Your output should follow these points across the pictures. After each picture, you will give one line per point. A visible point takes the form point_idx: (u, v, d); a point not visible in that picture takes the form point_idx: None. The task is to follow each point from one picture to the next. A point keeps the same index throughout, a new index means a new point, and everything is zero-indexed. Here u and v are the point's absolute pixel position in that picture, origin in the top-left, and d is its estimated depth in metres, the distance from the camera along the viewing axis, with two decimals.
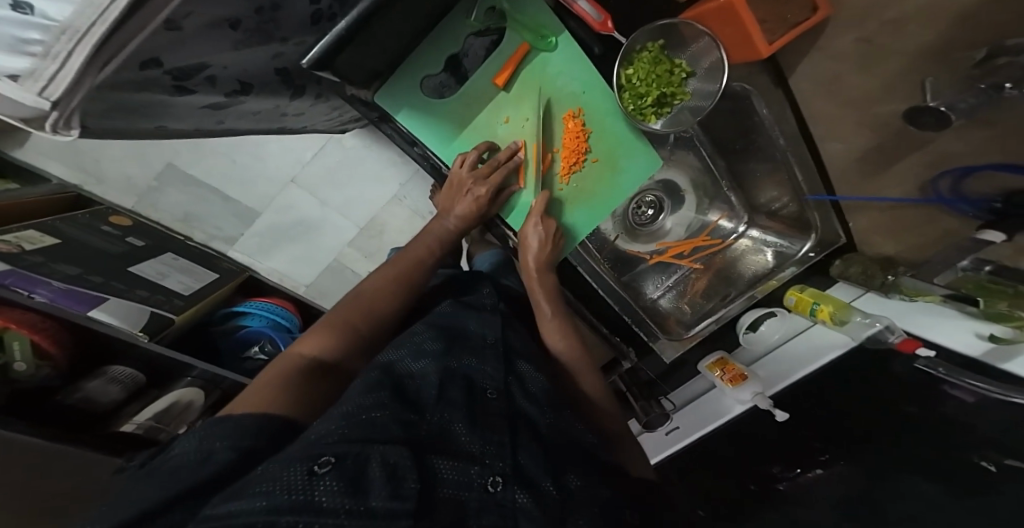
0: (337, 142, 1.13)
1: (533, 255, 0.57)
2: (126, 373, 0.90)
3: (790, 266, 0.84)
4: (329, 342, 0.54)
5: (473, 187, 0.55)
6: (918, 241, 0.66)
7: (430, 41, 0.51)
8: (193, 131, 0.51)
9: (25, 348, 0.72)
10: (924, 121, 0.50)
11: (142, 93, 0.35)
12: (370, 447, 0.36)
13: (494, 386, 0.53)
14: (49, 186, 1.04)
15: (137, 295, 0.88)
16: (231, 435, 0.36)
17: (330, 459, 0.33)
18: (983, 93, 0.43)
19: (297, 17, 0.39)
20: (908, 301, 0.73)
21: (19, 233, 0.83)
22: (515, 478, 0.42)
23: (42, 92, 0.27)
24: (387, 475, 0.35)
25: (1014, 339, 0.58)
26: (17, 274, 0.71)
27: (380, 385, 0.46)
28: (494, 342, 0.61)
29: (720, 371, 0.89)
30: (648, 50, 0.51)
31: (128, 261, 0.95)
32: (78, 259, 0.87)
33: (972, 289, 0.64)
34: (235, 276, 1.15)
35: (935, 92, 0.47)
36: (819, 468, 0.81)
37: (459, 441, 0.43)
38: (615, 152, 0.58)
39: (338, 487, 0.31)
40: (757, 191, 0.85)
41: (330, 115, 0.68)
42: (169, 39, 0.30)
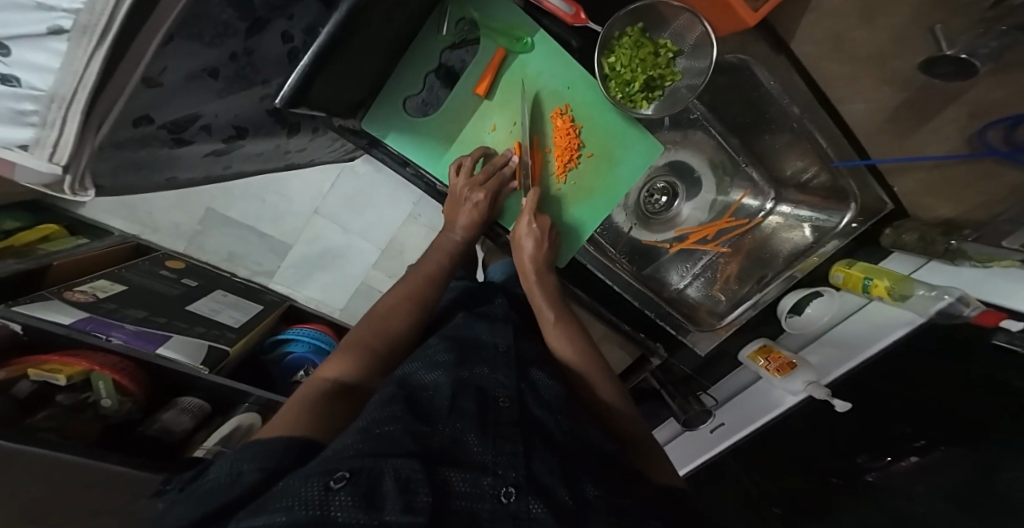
0: (350, 170, 1.22)
1: (529, 252, 0.56)
2: (195, 403, 0.96)
3: (832, 240, 0.75)
4: (349, 365, 0.55)
5: (460, 189, 0.54)
6: (978, 197, 0.59)
7: (407, 60, 0.53)
8: (206, 178, 0.55)
9: (110, 386, 0.82)
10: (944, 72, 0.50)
11: (145, 149, 0.38)
12: (383, 461, 0.36)
13: (507, 394, 0.52)
14: (113, 239, 1.17)
15: (194, 330, 0.97)
16: (258, 458, 0.38)
17: (345, 475, 0.34)
18: (1007, 34, 0.44)
19: (274, 56, 0.41)
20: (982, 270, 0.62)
21: (94, 284, 0.94)
22: (529, 487, 0.41)
23: (51, 158, 0.31)
24: (399, 489, 0.35)
25: None
26: (96, 321, 0.82)
27: (394, 399, 0.47)
28: (505, 349, 0.61)
29: (765, 361, 0.82)
30: (627, 36, 0.49)
31: (185, 301, 1.05)
32: (141, 302, 0.96)
33: None
34: (278, 306, 1.22)
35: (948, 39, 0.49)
36: (912, 456, 0.69)
37: (469, 454, 0.42)
38: (610, 144, 0.57)
39: (351, 502, 0.32)
40: (781, 163, 0.78)
41: (332, 146, 0.71)
42: (152, 96, 0.33)
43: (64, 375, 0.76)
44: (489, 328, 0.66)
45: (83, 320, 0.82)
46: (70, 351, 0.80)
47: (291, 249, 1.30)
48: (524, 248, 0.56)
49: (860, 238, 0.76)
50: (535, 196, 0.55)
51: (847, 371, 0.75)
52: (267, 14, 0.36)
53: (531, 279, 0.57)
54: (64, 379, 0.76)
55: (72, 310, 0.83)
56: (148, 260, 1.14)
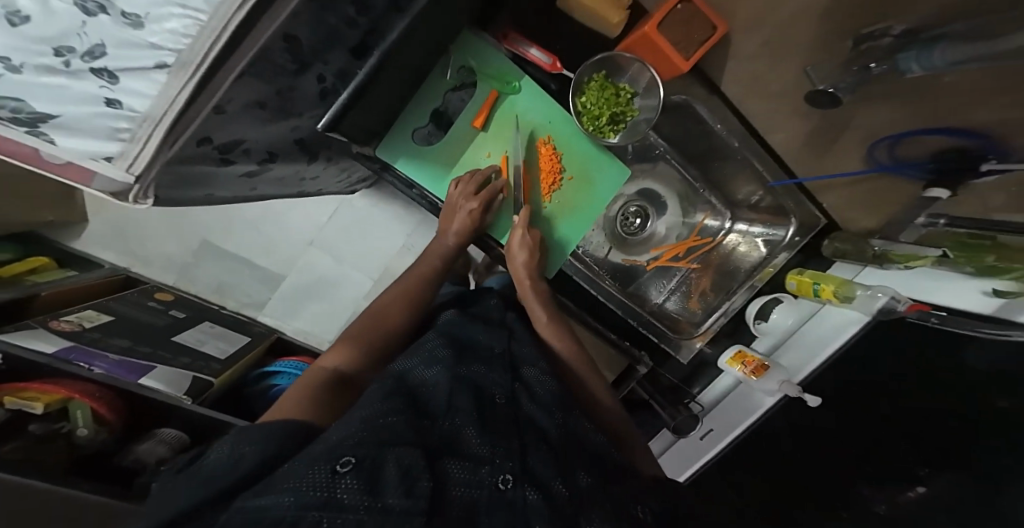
0: (349, 203, 1.27)
1: (524, 262, 0.63)
2: (172, 435, 0.91)
3: (782, 252, 0.86)
4: (347, 356, 0.60)
5: (461, 194, 0.62)
6: (891, 209, 0.66)
7: (415, 99, 0.62)
8: (233, 198, 0.62)
9: (87, 416, 0.82)
10: (823, 100, 0.52)
11: (199, 165, 0.46)
12: (386, 451, 0.40)
13: (503, 391, 0.58)
14: (103, 271, 1.19)
15: (181, 362, 0.97)
16: (255, 441, 0.40)
17: (350, 460, 0.37)
18: (858, 74, 0.47)
19: (309, 94, 0.51)
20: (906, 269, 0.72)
21: (80, 314, 0.96)
22: (526, 478, 0.45)
23: (128, 169, 0.39)
24: (402, 475, 0.38)
25: (1015, 291, 0.58)
26: (80, 350, 0.82)
27: (395, 392, 0.51)
28: (501, 351, 0.67)
29: (742, 365, 0.88)
30: (594, 80, 0.60)
31: (170, 332, 1.05)
32: (126, 332, 0.97)
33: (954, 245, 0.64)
34: (265, 338, 1.22)
35: (823, 76, 0.50)
36: (919, 487, 0.72)
37: (469, 444, 0.47)
38: (587, 168, 0.67)
39: (357, 486, 0.35)
40: (735, 189, 0.90)
41: (340, 177, 0.80)
42: (217, 120, 0.41)
43: (41, 404, 0.74)
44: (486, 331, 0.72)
45: (65, 348, 0.81)
46: (48, 379, 0.79)
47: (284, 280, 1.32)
48: (518, 257, 0.63)
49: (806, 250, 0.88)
50: (526, 214, 0.64)
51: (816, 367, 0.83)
52: (311, 59, 0.45)
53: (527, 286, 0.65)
54: (40, 408, 0.74)
55: (55, 337, 0.83)
56: (138, 292, 1.15)
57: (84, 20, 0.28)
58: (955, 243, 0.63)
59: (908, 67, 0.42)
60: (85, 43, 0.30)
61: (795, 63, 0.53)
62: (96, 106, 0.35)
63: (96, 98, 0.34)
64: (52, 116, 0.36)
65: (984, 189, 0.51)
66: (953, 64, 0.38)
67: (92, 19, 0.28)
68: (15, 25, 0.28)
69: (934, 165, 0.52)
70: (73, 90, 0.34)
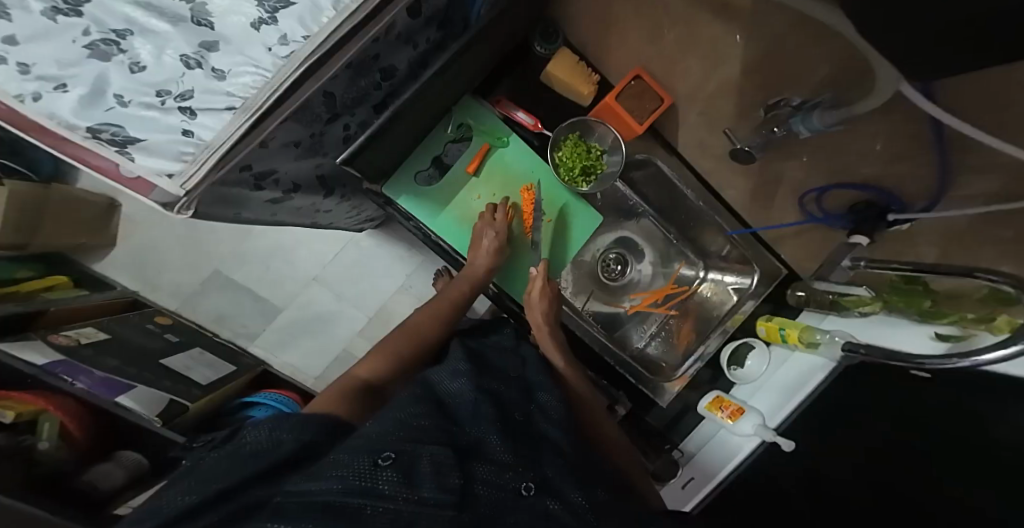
0: (355, 243, 1.35)
1: (541, 312, 0.75)
2: (133, 458, 0.88)
3: (749, 300, 0.91)
4: (374, 368, 0.67)
5: (490, 221, 0.73)
6: (824, 251, 0.77)
7: (421, 148, 0.73)
8: (256, 221, 0.71)
9: (54, 429, 0.77)
10: (743, 155, 0.66)
11: (236, 188, 0.56)
12: (420, 448, 0.44)
13: (521, 410, 0.61)
14: (112, 293, 1.25)
15: (162, 384, 0.96)
16: (294, 430, 0.44)
17: (390, 455, 0.40)
18: (767, 136, 0.61)
19: (336, 139, 0.64)
20: (866, 317, 0.74)
21: (79, 330, 0.96)
22: (546, 489, 0.46)
23: (181, 184, 0.49)
24: (434, 471, 0.41)
25: (959, 333, 0.58)
26: (67, 364, 0.81)
27: (423, 401, 0.55)
28: (518, 377, 0.69)
29: (719, 410, 0.85)
30: (569, 139, 0.72)
31: (161, 355, 1.05)
32: (118, 354, 0.96)
33: (895, 292, 0.67)
34: (248, 370, 1.24)
35: (741, 139, 0.65)
36: None
37: (494, 452, 0.49)
38: (564, 214, 0.79)
39: (396, 479, 0.38)
40: (705, 242, 0.96)
41: (352, 213, 0.90)
42: (259, 152, 0.52)
43: (13, 412, 0.72)
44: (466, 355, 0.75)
45: (54, 361, 0.80)
46: (31, 387, 0.78)
47: (280, 313, 1.35)
48: (537, 305, 0.75)
49: (775, 299, 0.89)
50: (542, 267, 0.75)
51: (792, 410, 0.79)
52: (341, 111, 0.59)
53: (544, 332, 0.76)
54: (10, 418, 0.71)
55: (49, 351, 0.82)
56: (138, 314, 1.19)
57: (185, 72, 0.44)
58: (892, 287, 0.67)
59: (797, 129, 0.56)
60: (180, 88, 0.45)
61: (721, 123, 0.66)
62: (175, 135, 0.47)
63: (176, 128, 0.47)
64: (139, 140, 0.47)
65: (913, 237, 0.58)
66: (830, 125, 0.52)
67: (189, 71, 0.44)
68: (134, 72, 0.43)
69: (849, 217, 0.63)
70: (162, 122, 0.47)
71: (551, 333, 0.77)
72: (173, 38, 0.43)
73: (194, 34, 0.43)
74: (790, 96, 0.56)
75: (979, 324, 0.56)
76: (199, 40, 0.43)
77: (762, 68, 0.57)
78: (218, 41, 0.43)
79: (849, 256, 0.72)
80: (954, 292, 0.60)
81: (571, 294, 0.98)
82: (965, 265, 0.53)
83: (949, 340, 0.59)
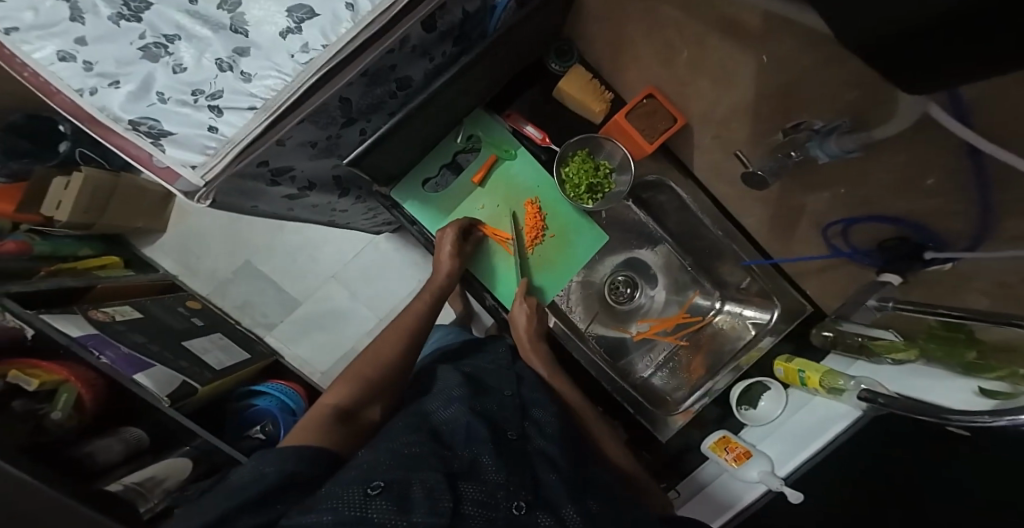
0: (375, 245, 1.40)
1: (524, 325, 0.73)
2: (135, 435, 0.92)
3: (767, 335, 0.82)
4: (346, 392, 0.65)
5: (443, 234, 0.72)
6: (849, 290, 0.70)
7: (431, 156, 0.76)
8: (272, 215, 0.75)
9: (70, 400, 0.82)
10: (755, 181, 0.63)
11: (253, 183, 0.60)
12: (413, 475, 0.47)
13: (515, 427, 0.60)
14: (155, 275, 1.37)
15: (179, 363, 1.01)
16: (276, 461, 0.49)
17: (381, 484, 0.44)
18: (782, 159, 0.57)
19: (351, 143, 0.68)
20: (898, 366, 0.68)
21: (116, 308, 1.04)
22: (538, 504, 0.50)
23: (201, 174, 0.52)
24: (427, 495, 0.45)
25: (1007, 390, 0.52)
26: (99, 338, 0.89)
27: (420, 429, 0.55)
28: (511, 393, 0.66)
29: (724, 452, 0.77)
30: (577, 155, 0.73)
31: (183, 337, 1.11)
32: (144, 330, 1.03)
33: (932, 338, 0.60)
34: (264, 358, 1.29)
35: (749, 161, 0.62)
36: None
37: (486, 471, 0.50)
38: (566, 229, 0.77)
39: (389, 507, 0.43)
40: (723, 273, 0.91)
41: (367, 215, 0.94)
42: (276, 150, 0.56)
43: (37, 380, 0.78)
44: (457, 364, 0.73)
45: (88, 335, 0.88)
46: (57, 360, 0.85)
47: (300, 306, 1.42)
48: (519, 321, 0.74)
49: (798, 338, 0.83)
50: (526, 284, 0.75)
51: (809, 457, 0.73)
52: (357, 116, 0.62)
53: (528, 347, 0.74)
54: (34, 385, 0.78)
55: (86, 324, 0.91)
56: (173, 297, 1.28)
57: (218, 74, 0.54)
58: (928, 332, 0.61)
59: (816, 153, 0.51)
60: (212, 88, 0.54)
61: (732, 145, 0.65)
62: (202, 130, 0.53)
63: (204, 125, 0.53)
64: (172, 134, 0.53)
65: (953, 280, 0.52)
66: (848, 150, 0.48)
67: (222, 73, 0.54)
68: (177, 72, 0.54)
69: (879, 255, 0.58)
70: (192, 118, 0.54)
71: (534, 351, 0.74)
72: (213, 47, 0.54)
73: (231, 42, 0.54)
74: (811, 121, 0.50)
75: None
76: (234, 47, 0.54)
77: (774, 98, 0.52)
78: (250, 49, 0.54)
79: (875, 296, 0.65)
80: (1006, 345, 0.53)
81: (575, 313, 0.96)
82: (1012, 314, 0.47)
83: (996, 397, 0.52)
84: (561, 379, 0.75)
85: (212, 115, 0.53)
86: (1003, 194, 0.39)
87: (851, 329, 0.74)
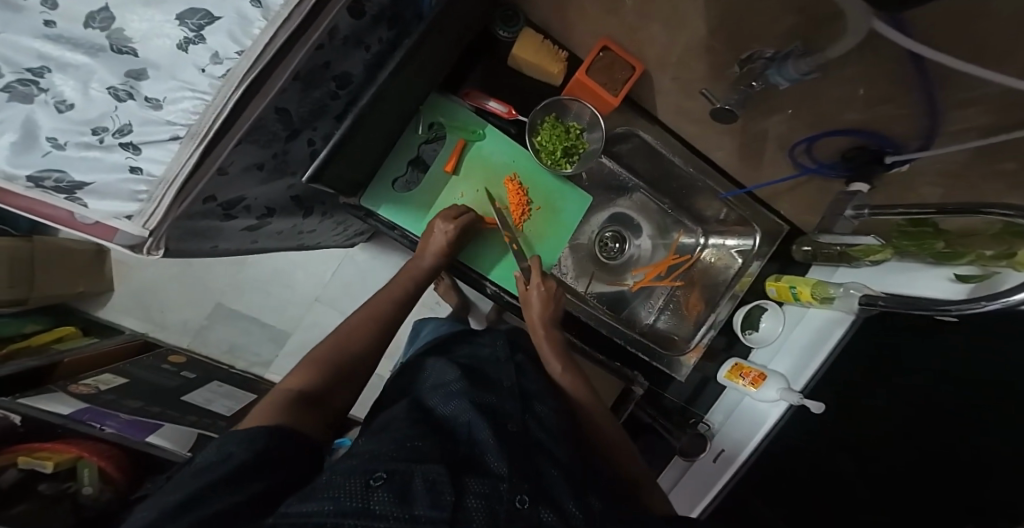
0: (351, 257, 1.34)
1: (539, 310, 0.71)
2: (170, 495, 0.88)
3: (754, 261, 0.87)
4: (307, 377, 0.57)
5: (447, 226, 0.68)
6: (824, 205, 0.73)
7: (394, 154, 0.71)
8: (237, 250, 0.71)
9: (94, 473, 0.84)
10: (724, 117, 0.63)
11: (205, 220, 0.54)
12: (415, 466, 0.42)
13: (516, 420, 0.56)
14: (123, 336, 1.28)
15: (187, 419, 0.99)
16: (245, 441, 0.42)
17: (383, 475, 0.40)
18: (745, 91, 0.56)
19: (301, 156, 0.62)
20: (875, 266, 0.71)
21: (98, 378, 1.04)
22: (540, 499, 0.45)
23: (144, 224, 0.45)
24: (428, 488, 0.40)
25: (981, 274, 0.54)
26: (94, 410, 0.88)
27: (414, 420, 0.53)
28: (510, 384, 0.63)
29: (741, 379, 0.83)
30: (546, 121, 0.71)
31: (181, 392, 1.09)
32: (138, 394, 1.02)
33: (902, 237, 0.62)
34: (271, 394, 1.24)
35: (718, 98, 0.61)
36: None
37: (489, 465, 0.47)
38: (552, 199, 0.77)
39: (389, 498, 0.38)
40: (700, 208, 0.93)
41: (337, 230, 0.89)
42: (220, 180, 0.50)
43: (51, 462, 0.80)
44: (472, 355, 0.71)
45: (80, 410, 0.87)
46: (63, 440, 0.86)
47: (289, 337, 1.35)
48: (534, 306, 0.72)
49: (781, 257, 0.87)
50: (537, 264, 0.73)
51: (817, 370, 0.77)
52: (300, 126, 0.56)
53: (541, 334, 0.73)
54: (50, 467, 0.80)
55: (74, 400, 0.90)
56: (153, 355, 1.23)
57: (118, 105, 0.41)
58: (899, 232, 0.62)
59: (775, 81, 0.51)
60: (117, 123, 0.42)
61: (696, 85, 0.62)
62: (123, 173, 0.43)
63: (123, 166, 0.43)
64: (87, 183, 0.44)
65: (903, 181, 0.57)
66: (805, 72, 0.46)
67: (122, 103, 0.41)
68: (62, 111, 0.41)
69: (845, 165, 0.60)
70: (107, 161, 0.43)
71: (549, 337, 0.73)
72: (97, 71, 0.39)
73: (118, 63, 0.39)
74: (762, 49, 0.50)
75: (999, 262, 0.51)
76: (125, 69, 0.39)
77: (729, 33, 0.50)
78: (146, 68, 0.39)
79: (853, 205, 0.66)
80: (968, 230, 0.56)
81: (573, 278, 0.97)
82: (974, 204, 0.48)
83: (969, 281, 0.55)
84: (574, 369, 0.74)
85: (128, 152, 0.43)
86: (952, 94, 0.39)
87: (828, 240, 0.77)
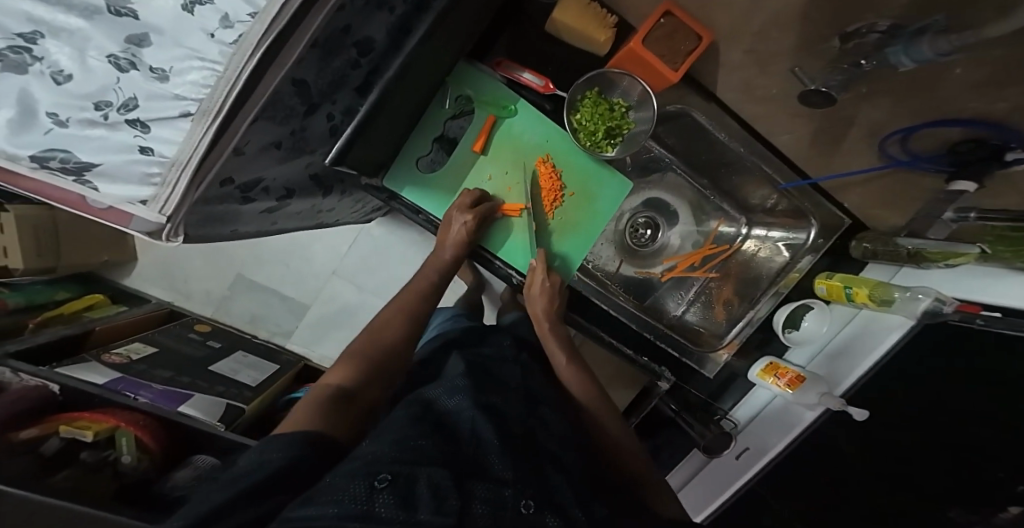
0: (367, 232, 1.30)
1: (543, 308, 0.68)
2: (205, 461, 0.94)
3: (806, 255, 0.79)
4: (349, 373, 0.55)
5: (462, 217, 0.64)
6: (917, 204, 0.64)
7: (417, 131, 0.67)
8: (256, 232, 0.68)
9: (131, 442, 0.85)
10: (816, 101, 0.55)
11: (223, 205, 0.51)
12: (418, 469, 0.38)
13: (521, 423, 0.53)
14: (151, 305, 1.30)
15: (215, 389, 1.00)
16: (282, 448, 0.41)
17: (387, 477, 0.36)
18: (850, 70, 0.49)
19: (320, 132, 0.57)
20: (950, 269, 0.62)
21: (128, 346, 1.05)
22: (547, 504, 0.41)
23: (160, 210, 0.42)
24: (432, 494, 0.36)
25: None
26: (127, 380, 0.89)
27: (423, 416, 0.49)
28: (516, 386, 0.62)
29: (774, 378, 0.78)
30: (588, 97, 0.64)
31: (208, 362, 1.11)
32: (166, 364, 1.03)
33: (995, 240, 0.55)
34: (293, 366, 1.25)
35: (812, 78, 0.52)
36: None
37: (491, 468, 0.42)
38: (587, 184, 0.70)
39: (394, 502, 0.34)
40: (747, 194, 0.85)
41: (356, 208, 0.85)
42: (237, 161, 0.46)
43: (90, 431, 0.80)
44: (497, 356, 0.69)
45: (114, 380, 0.89)
46: (101, 409, 0.86)
47: (309, 310, 1.35)
48: (537, 302, 0.68)
49: (835, 252, 0.80)
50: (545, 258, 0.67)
51: (861, 376, 0.70)
52: (320, 99, 0.51)
53: (545, 328, 0.70)
54: (90, 436, 0.80)
55: (106, 369, 0.91)
56: (180, 324, 1.24)
57: (119, 77, 0.37)
58: (993, 237, 0.56)
59: (896, 61, 0.44)
60: (121, 98, 0.38)
61: (769, 57, 0.54)
62: (132, 153, 0.40)
63: (133, 147, 0.40)
64: (94, 164, 0.42)
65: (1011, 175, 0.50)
66: (942, 54, 0.40)
67: (125, 74, 0.36)
68: (59, 83, 0.37)
69: (949, 159, 0.53)
70: (113, 140, 0.40)
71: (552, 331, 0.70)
72: (92, 37, 0.34)
73: (116, 27, 0.33)
74: (875, 20, 0.44)
75: None
76: (125, 35, 0.34)
77: None
78: (148, 34, 0.34)
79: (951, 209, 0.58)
80: None
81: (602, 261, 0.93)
82: None
83: None
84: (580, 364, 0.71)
85: (136, 129, 0.39)
86: None
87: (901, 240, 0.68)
